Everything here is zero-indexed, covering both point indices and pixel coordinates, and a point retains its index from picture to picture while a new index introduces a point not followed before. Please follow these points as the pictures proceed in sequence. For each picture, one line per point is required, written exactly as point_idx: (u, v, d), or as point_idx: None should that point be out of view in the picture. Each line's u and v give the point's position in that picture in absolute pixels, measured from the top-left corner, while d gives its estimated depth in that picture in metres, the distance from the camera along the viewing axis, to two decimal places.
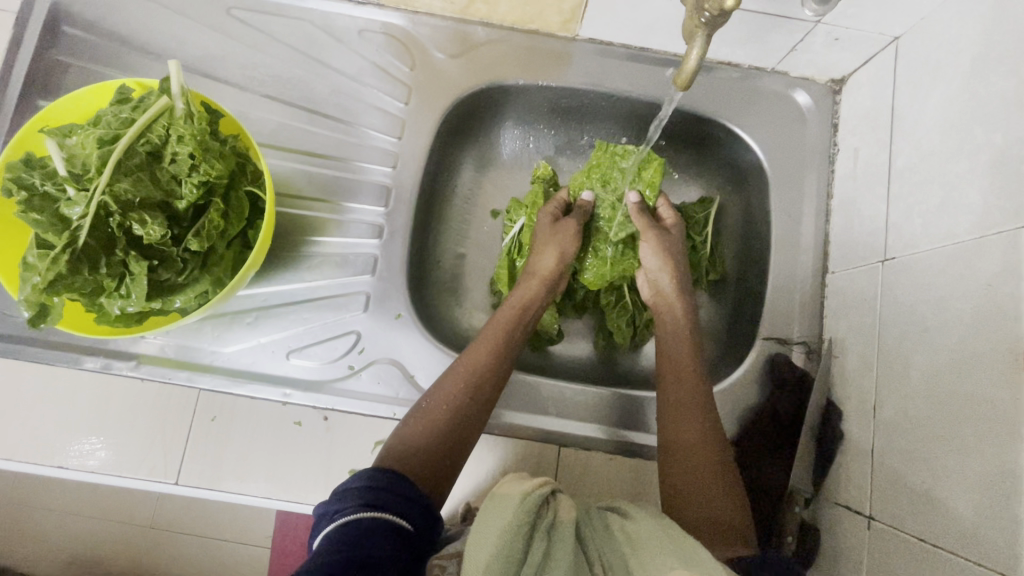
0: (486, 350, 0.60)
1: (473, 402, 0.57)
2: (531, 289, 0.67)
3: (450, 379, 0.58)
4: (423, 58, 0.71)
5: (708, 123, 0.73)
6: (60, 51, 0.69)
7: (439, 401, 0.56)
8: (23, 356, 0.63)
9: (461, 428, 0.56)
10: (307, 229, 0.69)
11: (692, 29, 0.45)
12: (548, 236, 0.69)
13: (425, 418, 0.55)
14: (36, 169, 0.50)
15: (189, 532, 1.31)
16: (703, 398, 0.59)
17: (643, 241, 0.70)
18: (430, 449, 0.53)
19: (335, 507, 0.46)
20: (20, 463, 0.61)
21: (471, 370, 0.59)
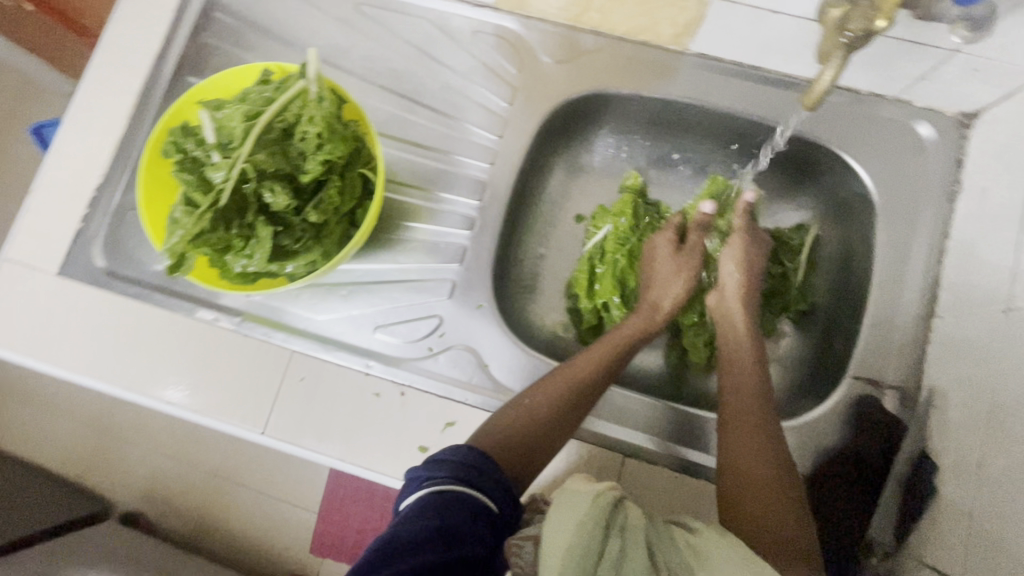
0: (591, 366, 0.62)
1: (569, 412, 0.59)
2: (648, 317, 0.67)
3: (552, 385, 0.60)
4: (531, 61, 0.74)
5: (816, 149, 0.70)
6: (211, 34, 0.78)
7: (537, 403, 0.59)
8: (150, 301, 0.71)
9: (552, 434, 0.58)
10: (404, 214, 0.73)
11: (830, 48, 0.47)
12: (673, 268, 0.70)
13: (522, 416, 0.58)
14: (190, 136, 0.57)
15: (250, 485, 1.41)
16: (763, 417, 0.57)
17: (727, 249, 0.69)
18: (520, 446, 0.56)
19: (427, 474, 0.50)
20: (136, 394, 0.68)
21: (573, 383, 0.60)
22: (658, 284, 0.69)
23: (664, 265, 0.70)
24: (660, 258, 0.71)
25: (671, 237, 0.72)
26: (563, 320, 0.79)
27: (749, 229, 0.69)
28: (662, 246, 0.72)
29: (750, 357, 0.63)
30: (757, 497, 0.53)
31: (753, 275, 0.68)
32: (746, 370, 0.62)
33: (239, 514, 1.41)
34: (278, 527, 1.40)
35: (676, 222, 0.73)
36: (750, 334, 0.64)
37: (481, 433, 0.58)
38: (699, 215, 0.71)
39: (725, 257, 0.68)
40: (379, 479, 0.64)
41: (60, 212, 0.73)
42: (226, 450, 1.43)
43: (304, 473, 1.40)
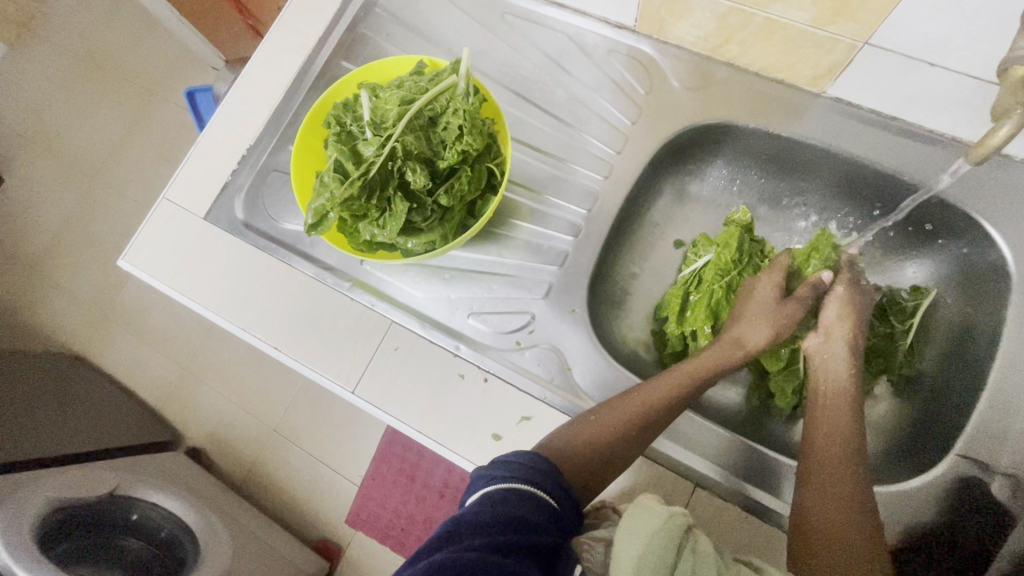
0: (671, 393, 0.61)
1: (642, 434, 0.59)
2: (732, 353, 0.65)
3: (628, 403, 0.60)
4: (660, 85, 0.76)
5: (950, 212, 0.67)
6: (367, 26, 0.86)
7: (612, 420, 0.59)
8: (275, 254, 0.78)
9: (622, 452, 0.58)
10: (512, 212, 0.76)
11: (1008, 107, 0.47)
12: (768, 311, 0.66)
13: (596, 429, 0.58)
14: (349, 112, 0.64)
15: (305, 446, 1.49)
16: (855, 476, 0.55)
17: (829, 302, 0.66)
18: (592, 459, 0.57)
19: (494, 472, 0.51)
20: (250, 335, 0.76)
21: (650, 406, 0.60)
22: (746, 322, 0.67)
23: (755, 305, 0.68)
24: (755, 297, 0.69)
25: (778, 283, 0.68)
26: (646, 340, 0.80)
27: (849, 284, 0.66)
28: (763, 286, 0.69)
29: (847, 413, 0.60)
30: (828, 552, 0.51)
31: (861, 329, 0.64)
32: (833, 421, 0.59)
33: (290, 471, 1.49)
34: (321, 491, 1.47)
35: (783, 262, 0.70)
36: (841, 386, 0.62)
37: (551, 438, 0.58)
38: (812, 278, 0.67)
39: (829, 312, 0.65)
40: (451, 456, 0.67)
41: (214, 165, 0.83)
42: (291, 409, 1.52)
43: (356, 444, 1.47)
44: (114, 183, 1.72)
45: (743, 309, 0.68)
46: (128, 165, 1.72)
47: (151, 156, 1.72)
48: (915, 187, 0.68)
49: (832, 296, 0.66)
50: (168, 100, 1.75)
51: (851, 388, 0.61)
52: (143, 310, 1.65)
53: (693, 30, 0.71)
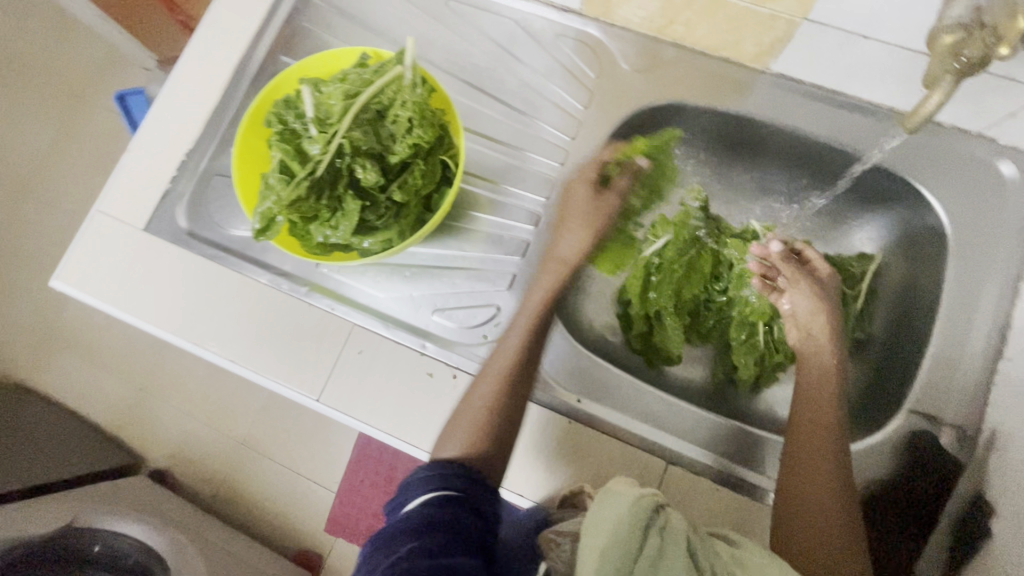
0: (520, 333, 0.62)
1: (514, 396, 0.59)
2: (556, 271, 0.67)
3: (489, 373, 0.60)
4: (609, 68, 0.76)
5: (890, 180, 0.70)
6: (305, 18, 0.82)
7: (483, 394, 0.58)
8: (226, 264, 0.75)
9: (506, 410, 0.58)
10: (471, 204, 0.75)
11: (940, 73, 0.49)
12: (580, 219, 0.70)
13: (470, 416, 0.57)
14: (290, 109, 0.61)
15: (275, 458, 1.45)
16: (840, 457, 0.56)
17: (795, 286, 0.66)
18: (481, 438, 0.56)
19: (400, 497, 0.49)
20: (203, 350, 0.72)
21: (512, 357, 0.61)
22: (568, 232, 0.70)
23: (571, 211, 0.70)
24: (576, 205, 0.70)
25: (590, 179, 0.71)
26: (612, 323, 0.80)
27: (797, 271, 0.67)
28: (580, 195, 0.71)
29: (833, 391, 0.60)
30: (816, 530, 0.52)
31: (831, 300, 0.66)
32: (820, 407, 0.59)
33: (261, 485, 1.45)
34: (297, 502, 1.43)
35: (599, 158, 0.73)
36: (826, 363, 0.62)
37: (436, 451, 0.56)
38: (632, 164, 0.73)
39: (798, 296, 0.66)
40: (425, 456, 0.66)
41: (150, 172, 0.78)
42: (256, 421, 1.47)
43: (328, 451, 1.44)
44: (43, 197, 1.60)
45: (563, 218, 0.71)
46: (58, 177, 1.61)
47: (83, 166, 1.62)
48: (860, 157, 0.70)
49: (796, 278, 0.66)
50: (97, 105, 1.64)
51: (834, 367, 0.62)
52: (88, 330, 1.55)
53: (638, 11, 0.71)
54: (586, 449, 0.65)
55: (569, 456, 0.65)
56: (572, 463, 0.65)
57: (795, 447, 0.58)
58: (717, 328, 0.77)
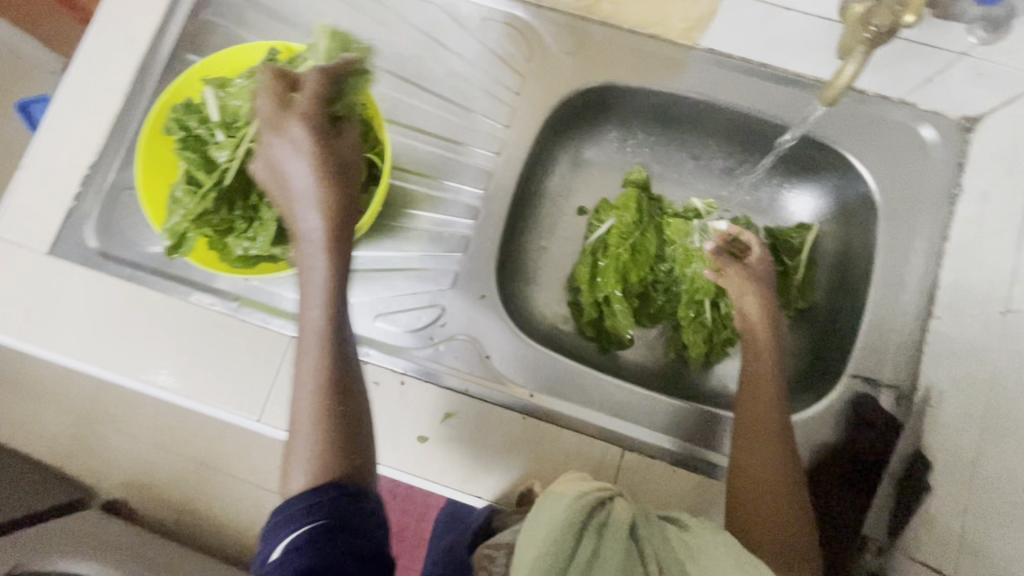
0: (319, 332, 0.47)
1: (336, 400, 0.45)
2: (334, 249, 0.49)
3: (302, 384, 0.46)
4: (540, 51, 0.73)
5: (822, 150, 0.71)
6: (211, 11, 0.75)
7: (304, 420, 0.45)
8: (145, 284, 0.69)
9: (341, 415, 0.45)
10: (407, 201, 0.71)
11: (854, 45, 0.49)
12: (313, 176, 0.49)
13: (302, 440, 0.44)
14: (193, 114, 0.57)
15: (213, 495, 1.28)
16: (781, 433, 0.57)
17: (730, 277, 0.67)
18: (336, 456, 0.44)
19: (267, 541, 0.42)
20: (125, 378, 0.66)
21: (322, 356, 0.46)
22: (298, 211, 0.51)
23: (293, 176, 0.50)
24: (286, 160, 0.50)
25: (274, 106, 0.50)
26: (563, 312, 0.78)
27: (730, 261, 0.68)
28: (281, 148, 0.50)
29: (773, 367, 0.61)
30: (775, 513, 0.53)
31: (765, 283, 0.67)
32: (764, 388, 0.60)
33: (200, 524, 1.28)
34: None
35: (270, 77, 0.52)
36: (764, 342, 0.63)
37: (281, 487, 0.44)
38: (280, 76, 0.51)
39: (735, 283, 0.67)
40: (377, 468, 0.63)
41: (46, 188, 0.70)
42: (180, 458, 1.27)
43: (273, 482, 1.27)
44: None
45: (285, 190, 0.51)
46: None
47: None
48: (788, 129, 0.71)
49: (727, 270, 0.68)
50: None
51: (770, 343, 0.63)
52: None
53: None
54: (542, 444, 0.64)
55: (527, 453, 0.64)
56: (529, 460, 0.63)
57: (745, 433, 0.57)
58: (666, 308, 0.76)
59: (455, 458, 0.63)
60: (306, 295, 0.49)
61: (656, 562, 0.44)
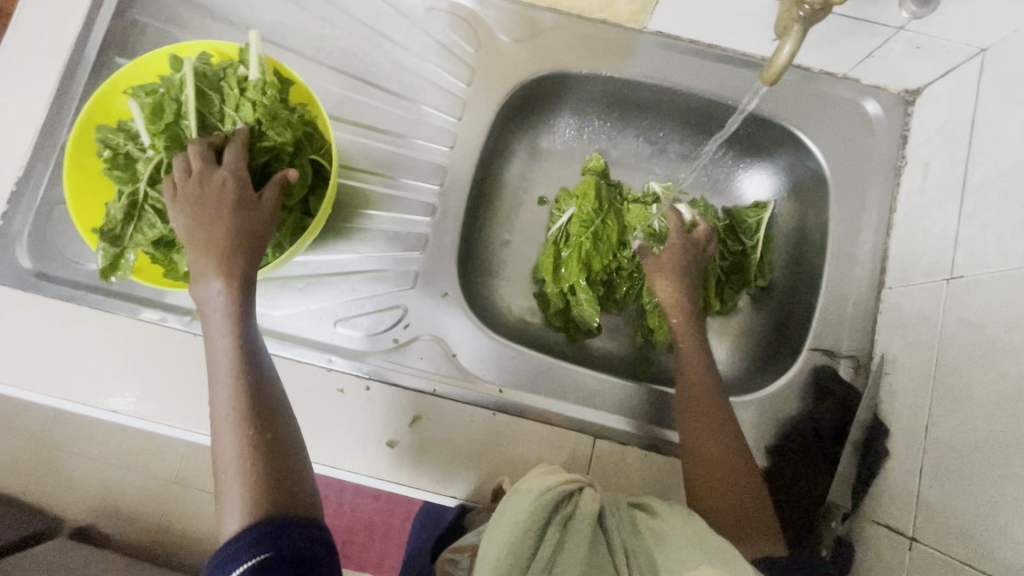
0: (230, 374, 0.46)
1: (257, 435, 0.44)
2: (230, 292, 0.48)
3: (221, 426, 0.45)
4: (488, 40, 0.72)
5: (773, 128, 0.72)
6: (138, 10, 0.71)
7: (229, 461, 0.44)
8: (88, 303, 0.65)
9: (264, 448, 0.44)
10: (362, 201, 0.69)
11: (788, 22, 0.49)
12: (218, 233, 0.48)
13: (228, 479, 0.43)
14: (122, 130, 0.56)
15: (183, 524, 1.20)
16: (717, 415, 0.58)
17: (654, 272, 0.70)
18: (264, 488, 0.42)
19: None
20: (72, 404, 0.63)
21: (235, 399, 0.45)
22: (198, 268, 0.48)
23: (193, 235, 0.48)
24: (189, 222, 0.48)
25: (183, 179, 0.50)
26: (530, 305, 0.78)
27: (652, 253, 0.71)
28: (185, 211, 0.49)
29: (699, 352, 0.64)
30: (726, 493, 0.54)
31: (686, 268, 0.69)
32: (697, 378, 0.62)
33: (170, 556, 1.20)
34: None
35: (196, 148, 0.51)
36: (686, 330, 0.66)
37: (217, 529, 0.42)
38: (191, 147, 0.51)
39: (658, 276, 0.69)
40: (347, 477, 0.62)
41: None
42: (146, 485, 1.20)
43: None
44: None
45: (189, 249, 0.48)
46: None
47: None
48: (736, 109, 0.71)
49: (651, 265, 0.70)
50: None
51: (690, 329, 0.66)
52: None
53: None
54: (514, 439, 0.64)
55: (500, 448, 0.63)
56: (502, 455, 0.63)
57: (689, 425, 0.59)
58: (632, 295, 0.76)
59: (427, 460, 0.62)
60: (213, 341, 0.47)
61: (623, 552, 0.45)
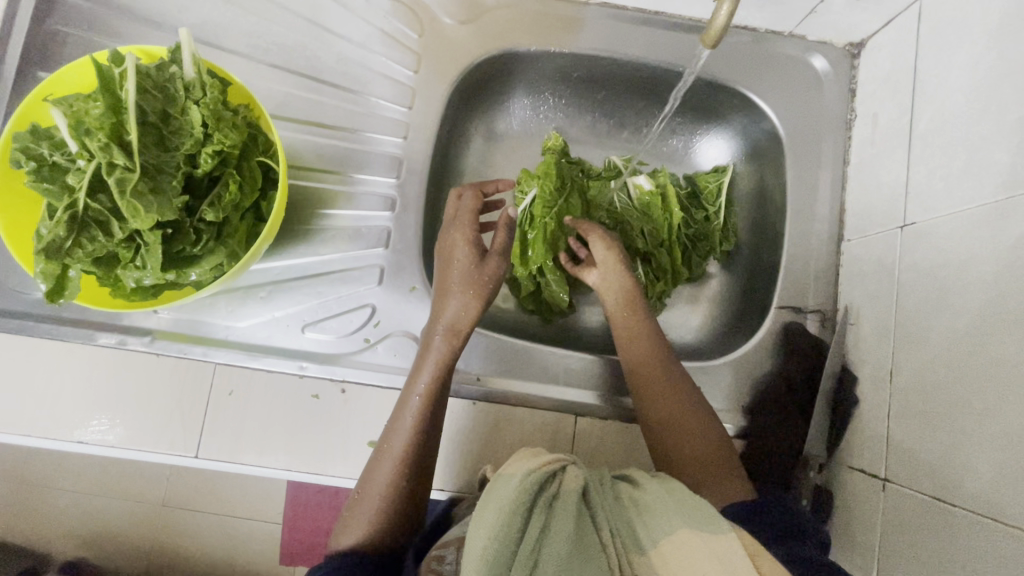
0: (415, 413, 0.56)
1: (410, 477, 0.54)
2: (448, 345, 0.58)
3: (385, 453, 0.55)
4: (432, 24, 0.70)
5: (725, 91, 0.72)
6: (55, 19, 0.66)
7: (377, 483, 0.54)
8: (38, 334, 0.62)
9: (408, 492, 0.54)
10: (319, 201, 0.68)
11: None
12: (464, 281, 0.61)
13: (369, 503, 0.53)
14: (43, 139, 0.51)
15: (175, 547, 1.17)
16: (676, 377, 0.59)
17: (592, 240, 0.66)
18: (385, 526, 0.53)
19: None
20: (37, 439, 0.60)
21: (409, 440, 0.55)
22: (452, 305, 0.60)
23: (455, 278, 0.61)
24: (454, 266, 0.62)
25: (469, 239, 0.62)
26: (502, 291, 0.77)
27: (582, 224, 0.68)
28: (458, 258, 0.62)
29: (644, 317, 0.63)
30: (692, 443, 0.56)
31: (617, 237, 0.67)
32: (648, 344, 0.61)
33: None
34: None
35: (468, 206, 0.64)
36: (631, 295, 0.64)
37: (334, 536, 0.53)
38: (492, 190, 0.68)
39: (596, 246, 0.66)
40: (330, 481, 0.62)
41: None
42: (131, 512, 1.17)
43: (242, 522, 1.16)
44: None
45: (444, 282, 0.61)
46: None
47: None
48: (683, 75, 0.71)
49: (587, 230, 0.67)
50: None
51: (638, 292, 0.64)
52: None
53: None
54: (494, 424, 0.64)
55: (483, 436, 0.64)
56: (484, 444, 0.63)
57: (650, 394, 0.59)
58: None
59: None
60: (414, 372, 0.58)
61: (609, 528, 0.46)
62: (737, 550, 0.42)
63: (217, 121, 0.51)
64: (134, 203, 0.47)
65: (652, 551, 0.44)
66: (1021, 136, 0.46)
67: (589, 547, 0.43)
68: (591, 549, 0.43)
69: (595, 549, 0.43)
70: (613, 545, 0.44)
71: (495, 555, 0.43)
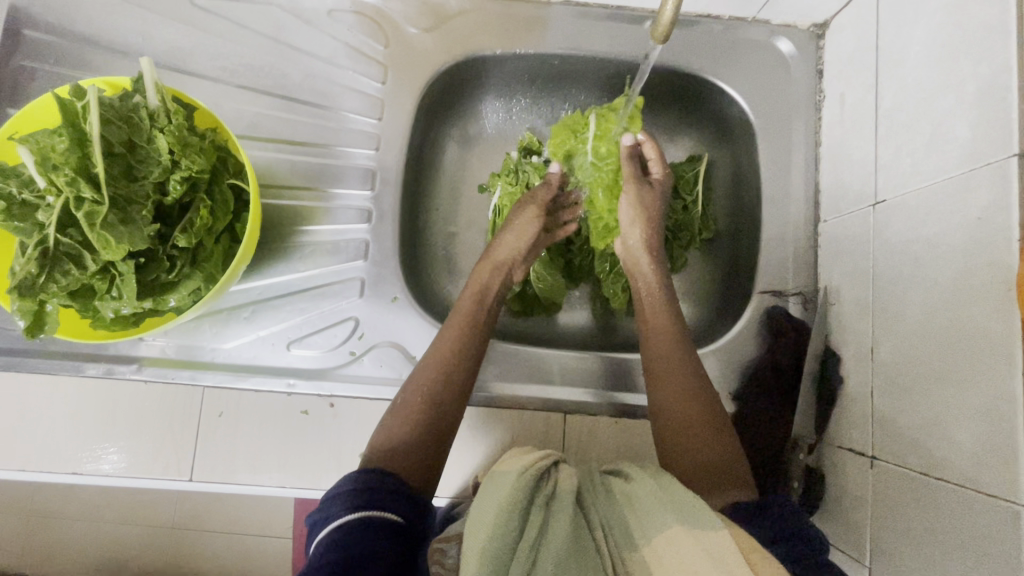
0: (457, 325, 0.60)
1: (447, 390, 0.56)
2: (489, 273, 0.65)
3: (428, 361, 0.58)
4: (396, 34, 0.70)
5: (694, 81, 0.72)
6: (22, 56, 0.67)
7: (416, 389, 0.56)
8: (26, 369, 0.62)
9: (443, 404, 0.55)
10: (296, 218, 0.68)
11: None
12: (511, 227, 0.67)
13: (406, 408, 0.55)
14: (11, 177, 0.51)
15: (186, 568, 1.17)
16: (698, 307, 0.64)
17: (624, 192, 0.67)
18: (418, 434, 0.53)
19: (325, 513, 0.47)
20: (33, 473, 0.61)
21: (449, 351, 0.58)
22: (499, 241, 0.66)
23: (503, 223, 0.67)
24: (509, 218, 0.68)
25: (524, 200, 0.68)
26: None
27: (636, 180, 0.67)
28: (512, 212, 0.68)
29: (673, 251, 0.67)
30: (690, 429, 0.56)
31: (654, 206, 0.66)
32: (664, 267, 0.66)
33: None
34: None
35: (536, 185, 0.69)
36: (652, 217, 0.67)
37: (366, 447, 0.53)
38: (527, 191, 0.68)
39: (625, 205, 0.66)
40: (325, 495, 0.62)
41: None
42: (142, 535, 1.17)
43: (252, 539, 1.16)
44: None
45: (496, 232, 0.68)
46: None
47: None
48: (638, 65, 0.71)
49: (629, 179, 0.67)
50: None
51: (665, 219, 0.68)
52: None
53: None
54: (480, 429, 0.64)
55: (474, 440, 0.64)
56: (474, 449, 0.64)
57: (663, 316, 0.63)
58: (585, 265, 0.77)
59: None
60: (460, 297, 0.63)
61: (602, 526, 0.47)
62: (726, 545, 0.42)
63: (183, 147, 0.51)
64: (104, 235, 0.48)
65: (646, 548, 0.44)
66: (980, 109, 0.46)
67: (584, 551, 0.44)
68: (585, 555, 0.44)
69: (590, 555, 0.44)
70: (605, 549, 0.45)
71: (495, 553, 0.43)
